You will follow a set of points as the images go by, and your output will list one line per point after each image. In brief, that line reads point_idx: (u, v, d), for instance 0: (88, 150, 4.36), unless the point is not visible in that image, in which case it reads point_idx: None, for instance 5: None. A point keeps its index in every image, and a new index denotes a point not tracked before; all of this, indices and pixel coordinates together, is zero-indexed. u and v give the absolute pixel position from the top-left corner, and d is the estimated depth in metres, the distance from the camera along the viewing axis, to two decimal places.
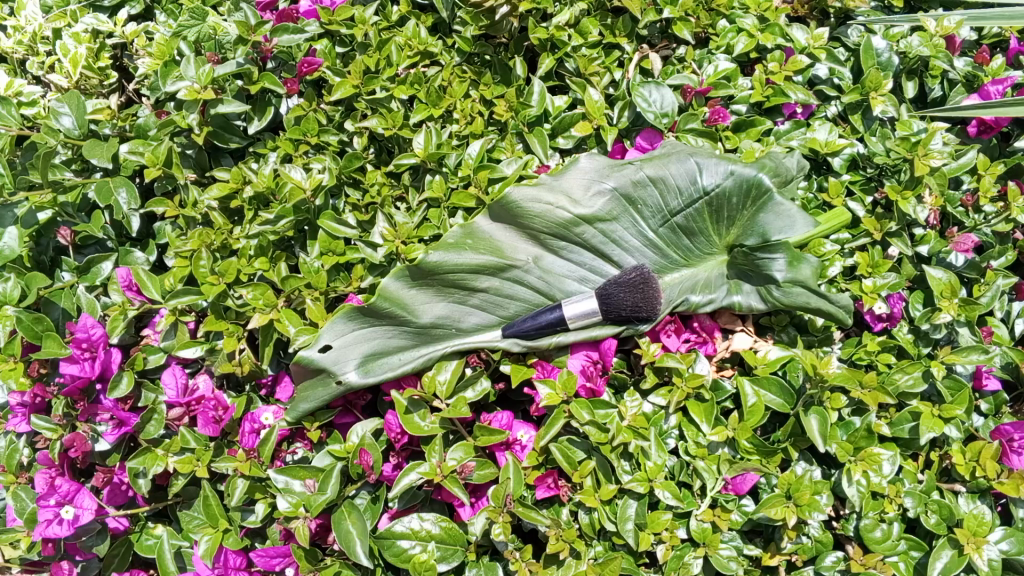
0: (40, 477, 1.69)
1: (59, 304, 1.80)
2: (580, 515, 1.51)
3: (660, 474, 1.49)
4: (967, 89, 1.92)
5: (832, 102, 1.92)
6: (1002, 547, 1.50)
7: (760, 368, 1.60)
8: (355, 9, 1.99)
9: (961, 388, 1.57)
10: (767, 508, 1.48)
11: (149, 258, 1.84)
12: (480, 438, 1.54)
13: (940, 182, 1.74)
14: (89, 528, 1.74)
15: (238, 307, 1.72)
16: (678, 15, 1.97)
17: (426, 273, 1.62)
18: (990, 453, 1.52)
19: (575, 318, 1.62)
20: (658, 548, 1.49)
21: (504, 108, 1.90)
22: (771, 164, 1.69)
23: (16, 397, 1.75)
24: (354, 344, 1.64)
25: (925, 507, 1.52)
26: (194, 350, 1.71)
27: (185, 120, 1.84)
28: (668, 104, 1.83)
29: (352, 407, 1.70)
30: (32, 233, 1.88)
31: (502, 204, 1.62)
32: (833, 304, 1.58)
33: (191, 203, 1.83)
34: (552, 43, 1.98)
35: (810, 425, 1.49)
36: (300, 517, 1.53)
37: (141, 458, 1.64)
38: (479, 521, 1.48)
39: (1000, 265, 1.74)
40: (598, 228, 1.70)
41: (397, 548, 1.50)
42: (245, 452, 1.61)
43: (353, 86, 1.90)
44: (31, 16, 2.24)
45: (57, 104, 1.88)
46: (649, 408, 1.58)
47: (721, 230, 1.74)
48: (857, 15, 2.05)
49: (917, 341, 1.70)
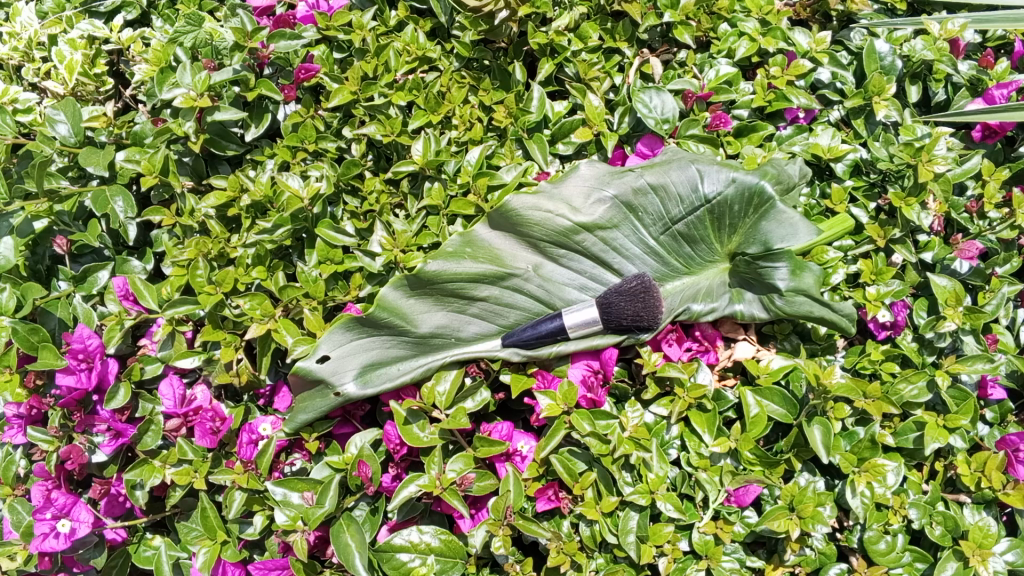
0: (38, 489, 1.69)
1: (55, 314, 1.79)
2: (581, 527, 1.50)
3: (662, 485, 1.48)
4: (972, 93, 1.89)
5: (834, 106, 1.90)
6: (1008, 559, 1.48)
7: (763, 378, 1.57)
8: (352, 15, 1.97)
9: (967, 398, 1.55)
10: (770, 520, 1.46)
11: (146, 267, 1.82)
12: (480, 450, 1.51)
13: (945, 189, 1.72)
14: (86, 541, 1.73)
15: (235, 317, 1.69)
16: (678, 19, 1.95)
17: (426, 283, 1.60)
18: (995, 464, 1.51)
19: (575, 328, 1.61)
20: (659, 561, 1.48)
21: (504, 114, 1.88)
22: (773, 170, 1.67)
23: (11, 409, 1.72)
24: (353, 354, 1.62)
25: (931, 518, 1.50)
26: (191, 360, 1.69)
27: (181, 128, 1.82)
28: (668, 109, 1.81)
29: (351, 418, 1.69)
30: (28, 243, 1.87)
31: (502, 212, 1.60)
32: (836, 313, 1.55)
33: (188, 212, 1.80)
34: (552, 48, 1.97)
35: (814, 436, 1.48)
36: (298, 531, 1.51)
37: (138, 471, 1.62)
38: (479, 534, 1.46)
39: (1005, 272, 1.73)
40: (599, 236, 1.68)
41: (397, 561, 1.48)
42: (242, 464, 1.59)
43: (352, 92, 1.89)
44: (26, 22, 2.22)
45: (52, 112, 1.88)
46: (651, 418, 1.57)
47: (723, 238, 1.73)
48: (860, 18, 2.03)
49: (921, 350, 1.68)
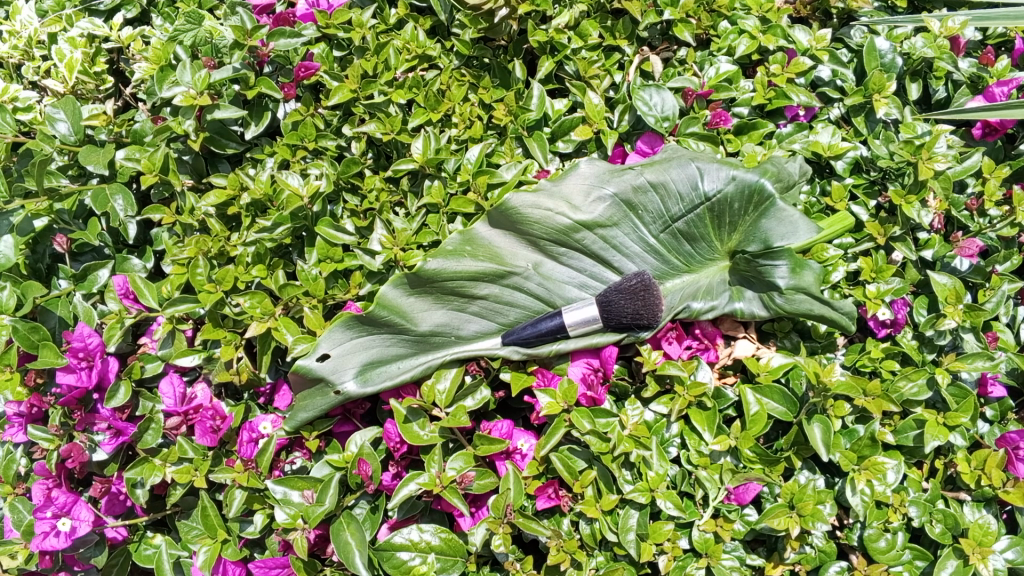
0: (38, 488, 1.68)
1: (55, 313, 1.79)
2: (581, 525, 1.50)
3: (661, 484, 1.48)
4: (973, 90, 1.89)
5: (834, 104, 1.90)
6: (1008, 556, 1.48)
7: (763, 376, 1.57)
8: (352, 13, 1.97)
9: (967, 396, 1.55)
10: (770, 518, 1.46)
11: (146, 266, 1.82)
12: (480, 448, 1.51)
13: (945, 186, 1.73)
14: (87, 540, 1.73)
15: (235, 316, 1.69)
16: (678, 17, 1.94)
17: (426, 281, 1.60)
18: (995, 462, 1.50)
19: (575, 326, 1.61)
20: (659, 559, 1.48)
21: (504, 112, 1.88)
22: (772, 168, 1.67)
23: (12, 408, 1.73)
24: (353, 352, 1.62)
25: (930, 516, 1.50)
26: (191, 358, 1.69)
27: (181, 126, 1.82)
28: (668, 108, 1.81)
29: (351, 416, 1.69)
30: (28, 241, 1.87)
31: (502, 210, 1.60)
32: (836, 311, 1.55)
33: (188, 211, 1.80)
34: (552, 45, 1.97)
35: (814, 434, 1.48)
36: (298, 529, 1.51)
37: (138, 469, 1.62)
38: (479, 532, 1.46)
39: (1005, 270, 1.72)
40: (599, 234, 1.68)
41: (397, 559, 1.48)
42: (243, 462, 1.60)
43: (352, 91, 1.89)
44: (26, 21, 2.22)
45: (52, 111, 1.88)
46: (651, 416, 1.56)
47: (722, 236, 1.72)
48: (861, 15, 2.03)
49: (921, 348, 1.68)
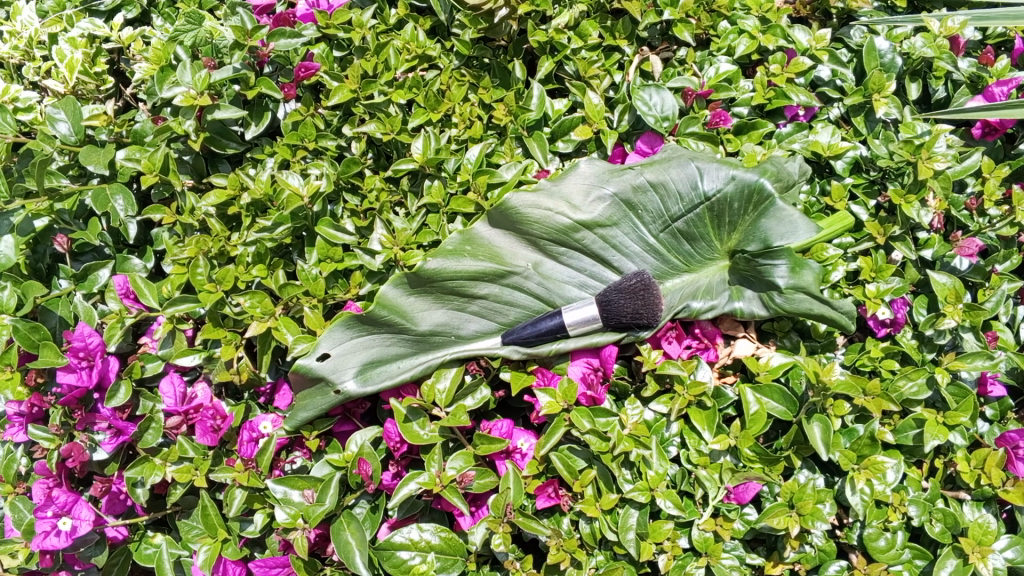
0: (39, 487, 1.68)
1: (56, 313, 1.79)
2: (581, 524, 1.50)
3: (661, 483, 1.48)
4: (972, 90, 1.89)
5: (834, 104, 1.90)
6: (1008, 556, 1.48)
7: (763, 376, 1.57)
8: (352, 13, 1.97)
9: (966, 395, 1.55)
10: (769, 517, 1.46)
11: (146, 265, 1.83)
12: (480, 447, 1.52)
13: (945, 185, 1.73)
14: (87, 539, 1.73)
15: (235, 315, 1.69)
16: (678, 17, 1.95)
17: (426, 281, 1.60)
18: (995, 461, 1.50)
19: (575, 325, 1.61)
20: (659, 558, 1.48)
21: (504, 112, 1.88)
22: (772, 168, 1.67)
23: (13, 407, 1.73)
24: (353, 352, 1.62)
25: (930, 515, 1.50)
26: (191, 358, 1.69)
27: (182, 126, 1.82)
28: (668, 107, 1.81)
29: (351, 416, 1.69)
30: (29, 241, 1.87)
31: (502, 210, 1.60)
32: (836, 310, 1.55)
33: (188, 210, 1.81)
34: (552, 45, 1.97)
35: (813, 433, 1.48)
36: (299, 529, 1.52)
37: (139, 468, 1.62)
38: (478, 531, 1.46)
39: (1005, 270, 1.72)
40: (598, 234, 1.68)
41: (397, 559, 1.48)
42: (243, 462, 1.60)
43: (352, 91, 1.89)
44: (26, 21, 2.22)
45: (53, 111, 1.88)
46: (651, 416, 1.57)
47: (722, 235, 1.73)
48: (860, 15, 2.03)
49: (921, 347, 1.69)
